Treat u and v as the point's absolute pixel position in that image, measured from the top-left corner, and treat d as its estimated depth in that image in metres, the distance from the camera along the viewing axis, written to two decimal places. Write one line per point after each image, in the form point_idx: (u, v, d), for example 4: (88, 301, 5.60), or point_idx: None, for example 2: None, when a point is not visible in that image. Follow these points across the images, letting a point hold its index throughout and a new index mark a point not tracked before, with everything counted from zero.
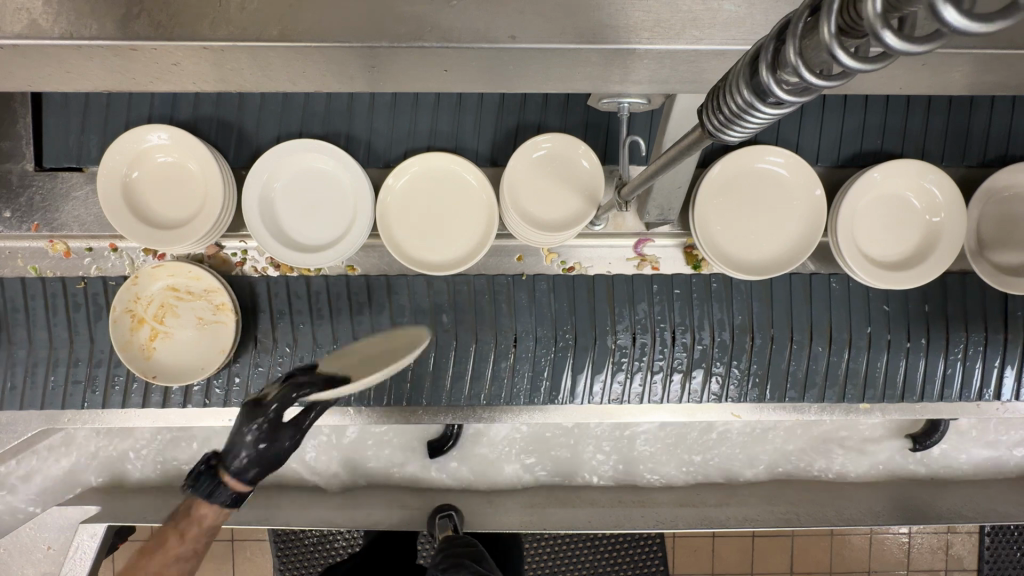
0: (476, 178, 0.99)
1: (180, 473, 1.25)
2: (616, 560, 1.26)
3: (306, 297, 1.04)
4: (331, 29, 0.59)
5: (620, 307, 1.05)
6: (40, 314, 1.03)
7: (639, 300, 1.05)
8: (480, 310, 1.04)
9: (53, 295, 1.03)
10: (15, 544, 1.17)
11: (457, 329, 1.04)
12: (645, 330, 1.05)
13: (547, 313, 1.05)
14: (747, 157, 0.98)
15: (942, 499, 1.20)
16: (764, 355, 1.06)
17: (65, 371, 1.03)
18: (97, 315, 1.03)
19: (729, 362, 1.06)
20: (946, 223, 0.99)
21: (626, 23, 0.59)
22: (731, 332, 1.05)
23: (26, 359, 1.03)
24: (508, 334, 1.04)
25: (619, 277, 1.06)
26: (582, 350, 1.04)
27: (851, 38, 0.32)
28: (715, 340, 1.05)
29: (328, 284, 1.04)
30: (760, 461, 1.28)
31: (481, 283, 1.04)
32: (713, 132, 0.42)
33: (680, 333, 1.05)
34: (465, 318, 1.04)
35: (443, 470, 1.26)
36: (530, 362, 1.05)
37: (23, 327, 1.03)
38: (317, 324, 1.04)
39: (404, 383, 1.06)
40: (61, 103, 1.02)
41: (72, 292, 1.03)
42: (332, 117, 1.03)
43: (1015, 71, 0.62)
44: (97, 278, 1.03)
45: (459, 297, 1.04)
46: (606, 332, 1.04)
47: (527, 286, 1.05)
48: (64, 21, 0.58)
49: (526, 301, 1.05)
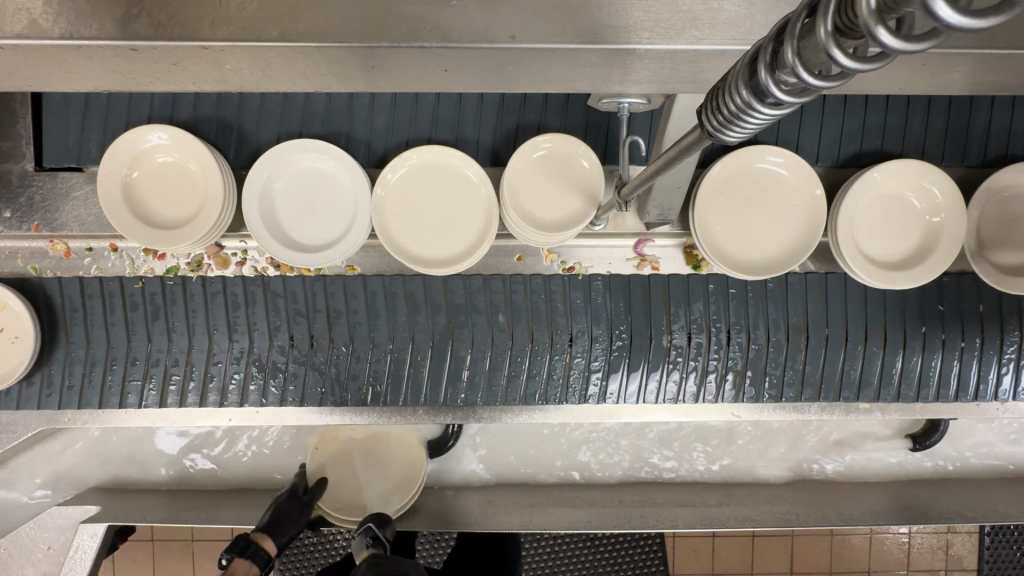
0: (474, 175, 0.98)
1: (177, 474, 1.25)
2: (616, 560, 1.26)
3: (362, 296, 1.04)
4: (332, 29, 0.59)
5: (675, 307, 1.05)
6: (98, 314, 1.03)
7: (695, 300, 1.05)
8: (537, 310, 1.04)
9: (111, 295, 1.02)
10: (15, 543, 1.17)
11: (513, 329, 1.04)
12: (701, 330, 1.05)
13: (604, 313, 1.04)
14: (748, 157, 0.98)
15: (942, 499, 1.20)
16: (820, 356, 1.06)
17: (122, 371, 1.03)
18: (154, 314, 1.02)
19: (786, 363, 1.06)
20: (946, 223, 0.99)
21: (626, 23, 0.59)
22: (787, 332, 1.05)
23: (83, 359, 1.03)
24: (563, 335, 1.04)
25: (675, 278, 1.05)
26: (638, 351, 1.04)
27: (849, 39, 0.32)
28: (771, 339, 1.05)
29: (384, 284, 1.04)
30: (763, 462, 1.28)
31: (538, 283, 1.04)
32: (713, 133, 0.42)
33: (736, 333, 1.05)
34: (521, 318, 1.04)
35: (441, 470, 1.26)
36: (585, 361, 1.04)
37: (81, 327, 1.03)
38: (374, 325, 1.04)
39: (414, 385, 1.05)
40: (61, 103, 1.02)
41: (130, 292, 1.02)
42: (332, 117, 1.03)
43: (1015, 70, 0.62)
44: (154, 278, 1.02)
45: (516, 297, 1.04)
46: (662, 332, 1.04)
47: (582, 286, 1.04)
48: (64, 21, 0.58)
49: (582, 302, 1.04)
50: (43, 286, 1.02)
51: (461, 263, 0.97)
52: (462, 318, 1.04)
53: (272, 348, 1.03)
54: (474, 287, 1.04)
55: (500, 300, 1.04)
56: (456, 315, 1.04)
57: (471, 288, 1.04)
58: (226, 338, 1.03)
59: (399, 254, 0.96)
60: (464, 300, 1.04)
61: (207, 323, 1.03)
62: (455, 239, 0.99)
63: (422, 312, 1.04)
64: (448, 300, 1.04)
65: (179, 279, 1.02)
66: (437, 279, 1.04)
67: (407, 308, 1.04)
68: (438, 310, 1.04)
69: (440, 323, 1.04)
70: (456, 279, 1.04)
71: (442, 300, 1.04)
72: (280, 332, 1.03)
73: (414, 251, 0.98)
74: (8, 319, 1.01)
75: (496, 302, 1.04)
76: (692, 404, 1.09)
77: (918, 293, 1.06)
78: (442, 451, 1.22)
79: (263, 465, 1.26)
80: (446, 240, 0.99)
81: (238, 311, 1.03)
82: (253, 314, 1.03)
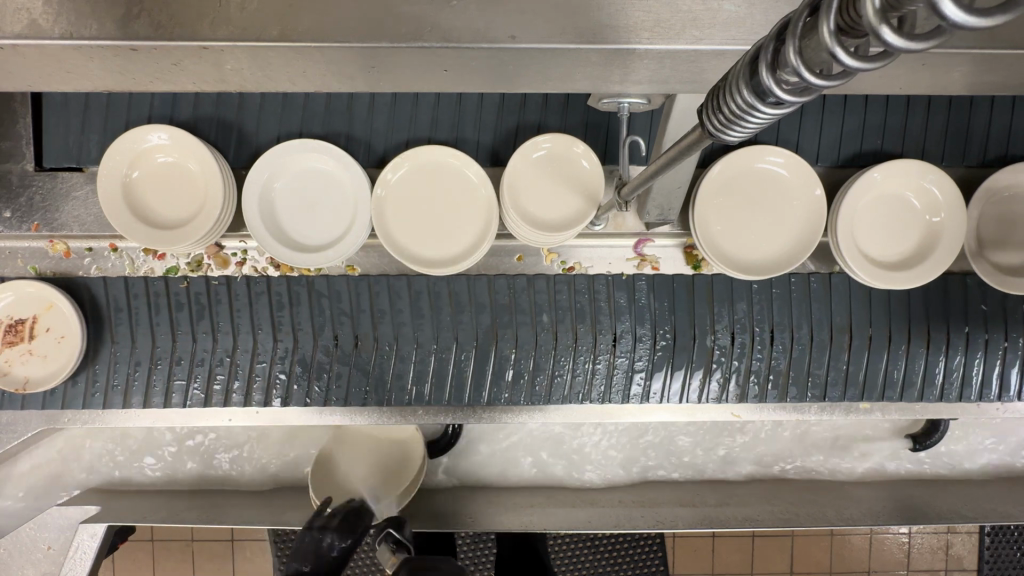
0: (474, 175, 0.98)
1: (176, 474, 1.25)
2: (616, 561, 1.25)
3: (406, 296, 1.04)
4: (332, 29, 0.59)
5: (719, 307, 1.05)
6: (144, 314, 1.03)
7: (739, 300, 1.05)
8: (581, 310, 1.04)
9: (156, 294, 1.03)
10: (15, 543, 1.17)
11: (557, 329, 1.04)
12: (745, 330, 1.05)
13: (648, 314, 1.04)
14: (747, 157, 0.98)
15: (942, 499, 1.20)
16: (863, 355, 1.06)
17: (167, 370, 1.03)
18: (199, 314, 1.03)
19: (830, 362, 1.06)
20: (946, 223, 0.99)
21: (626, 23, 0.59)
22: (830, 331, 1.05)
23: (128, 358, 1.03)
24: (608, 334, 1.04)
25: (720, 277, 1.05)
26: (682, 351, 1.05)
27: (851, 38, 0.32)
28: (814, 339, 1.05)
29: (428, 284, 1.04)
30: (763, 461, 1.28)
31: (583, 283, 1.04)
32: (714, 133, 0.42)
33: (780, 333, 1.05)
34: (566, 318, 1.04)
35: (441, 470, 1.26)
36: (629, 361, 1.05)
37: (126, 326, 1.03)
38: (417, 325, 1.04)
39: (414, 388, 1.05)
40: (61, 103, 1.02)
41: (174, 291, 1.03)
42: (331, 117, 1.03)
43: (1015, 70, 0.62)
44: (199, 278, 1.03)
45: (560, 297, 1.04)
46: (707, 332, 1.05)
47: (627, 286, 1.04)
48: (64, 21, 0.58)
49: (627, 302, 1.04)
50: (89, 286, 1.03)
51: (461, 264, 0.97)
52: (507, 318, 1.04)
53: (316, 348, 1.03)
54: (519, 287, 1.04)
55: (545, 300, 1.04)
56: (500, 315, 1.04)
57: (516, 288, 1.04)
58: (270, 338, 1.03)
59: (399, 254, 0.96)
60: (508, 300, 1.04)
61: (251, 322, 1.03)
62: (455, 239, 0.99)
63: (466, 312, 1.04)
64: (492, 300, 1.04)
65: (224, 279, 1.03)
66: (482, 279, 1.04)
67: (451, 308, 1.04)
68: (482, 310, 1.04)
69: (484, 323, 1.04)
70: (500, 279, 1.04)
71: (486, 300, 1.04)
72: (323, 331, 1.03)
73: (415, 251, 0.98)
74: (55, 318, 1.02)
75: (540, 302, 1.04)
76: (691, 404, 1.09)
77: (922, 292, 1.06)
78: (442, 451, 1.23)
79: (262, 465, 1.26)
80: (445, 240, 0.99)
81: (282, 310, 1.03)
82: (297, 314, 1.03)
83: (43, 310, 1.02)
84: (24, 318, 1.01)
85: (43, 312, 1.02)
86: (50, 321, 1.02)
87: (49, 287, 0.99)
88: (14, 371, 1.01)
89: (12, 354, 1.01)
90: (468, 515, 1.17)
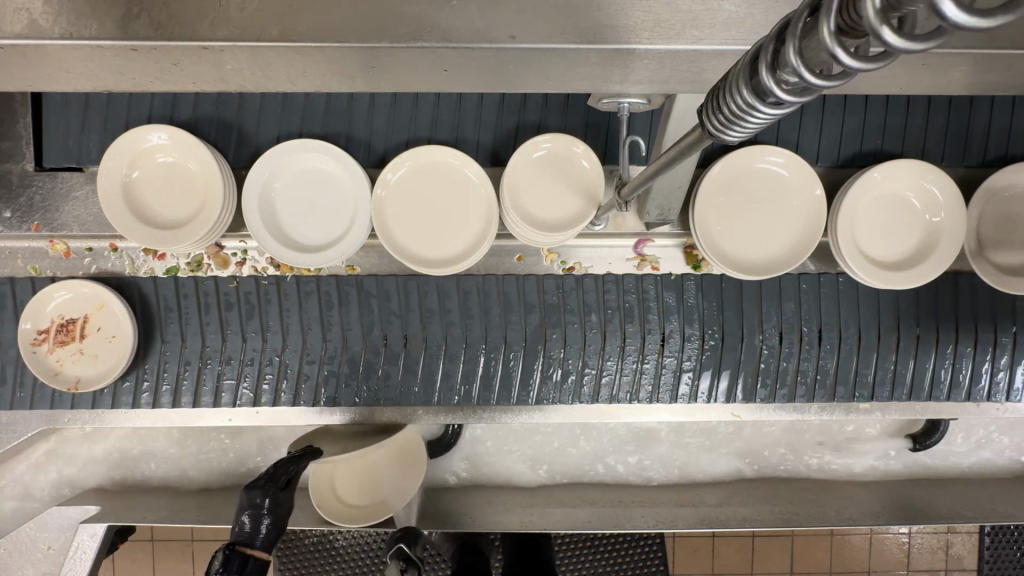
0: (474, 174, 0.98)
1: (174, 473, 1.25)
2: (616, 560, 1.25)
3: (455, 296, 1.04)
4: (332, 29, 0.59)
5: (768, 307, 1.05)
6: (193, 314, 1.04)
7: (787, 299, 1.05)
8: (629, 309, 1.05)
9: (206, 294, 1.03)
10: (15, 543, 1.18)
11: (606, 329, 1.04)
12: (793, 330, 1.06)
13: (697, 313, 1.05)
14: (747, 157, 0.98)
15: (941, 499, 1.20)
16: (910, 355, 1.07)
17: (217, 369, 1.04)
18: (248, 314, 1.04)
19: (877, 363, 1.07)
20: (945, 223, 0.99)
21: (627, 23, 0.59)
22: (878, 331, 1.06)
23: (178, 356, 1.04)
24: (656, 334, 1.04)
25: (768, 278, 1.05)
26: (730, 351, 1.05)
27: (851, 38, 0.32)
28: (862, 339, 1.06)
29: (478, 284, 1.04)
30: (762, 461, 1.28)
31: (631, 283, 1.05)
32: (714, 133, 0.42)
33: (828, 333, 1.06)
34: (614, 318, 1.04)
35: (441, 470, 1.26)
36: (677, 361, 1.05)
37: (176, 326, 1.04)
38: (467, 325, 1.04)
39: (416, 387, 1.05)
40: (61, 103, 1.02)
41: (224, 292, 1.03)
42: (331, 117, 1.03)
43: (1015, 70, 0.62)
44: (249, 277, 1.03)
45: (609, 297, 1.05)
46: (755, 332, 1.05)
47: (675, 287, 1.05)
48: (64, 21, 0.58)
49: (675, 302, 1.05)
50: (139, 284, 1.04)
51: (461, 266, 0.97)
52: (556, 317, 1.04)
53: (365, 346, 1.04)
54: (568, 287, 1.05)
55: (593, 300, 1.05)
56: (549, 315, 1.05)
57: (565, 288, 1.05)
58: (320, 337, 1.04)
59: (399, 254, 0.96)
60: (557, 299, 1.05)
61: (301, 323, 1.04)
62: (455, 238, 0.99)
63: (515, 312, 1.04)
64: (542, 300, 1.05)
65: (274, 279, 1.04)
66: (533, 280, 1.05)
67: (500, 307, 1.04)
68: (531, 310, 1.04)
69: (533, 323, 1.04)
70: (550, 279, 1.05)
71: (536, 300, 1.04)
72: (373, 331, 1.04)
73: (414, 251, 0.98)
74: (106, 318, 1.02)
75: (589, 303, 1.05)
76: (691, 404, 1.09)
77: (926, 293, 1.06)
78: (443, 451, 1.23)
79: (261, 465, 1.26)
80: (445, 240, 0.99)
81: (332, 310, 1.04)
82: (347, 314, 1.04)
83: (94, 310, 1.02)
84: (75, 318, 1.02)
85: (94, 312, 1.02)
86: (102, 321, 1.02)
87: (103, 287, 1.00)
88: (66, 371, 1.01)
89: (63, 354, 1.01)
90: (468, 514, 1.17)
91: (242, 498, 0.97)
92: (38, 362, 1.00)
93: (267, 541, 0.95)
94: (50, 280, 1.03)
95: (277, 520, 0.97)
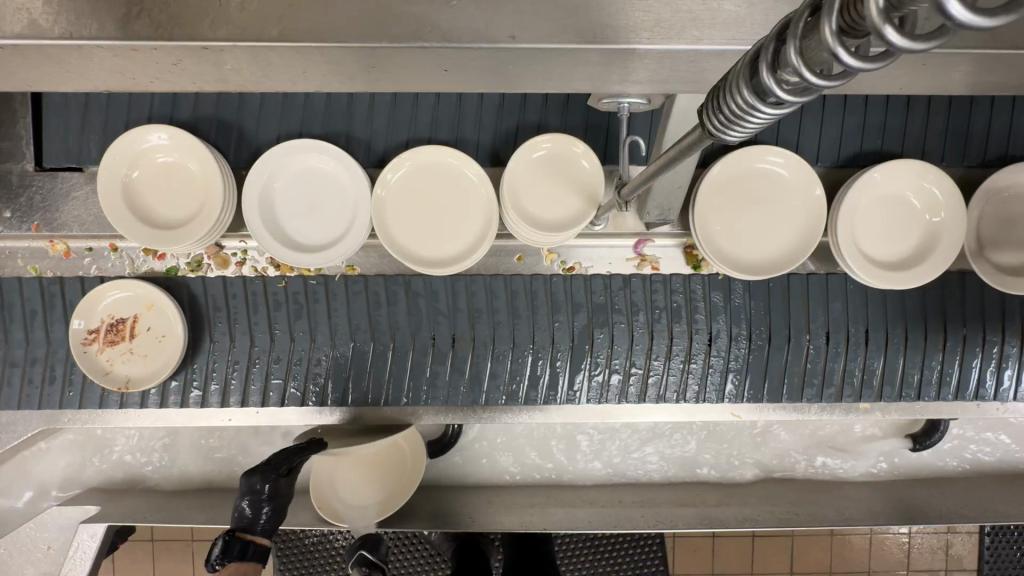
0: (474, 174, 0.98)
1: (174, 473, 1.25)
2: (615, 560, 1.25)
3: (503, 296, 1.04)
4: (332, 29, 0.59)
5: (814, 308, 1.05)
6: (242, 314, 1.04)
7: (834, 300, 1.06)
8: (676, 309, 1.05)
9: (255, 293, 1.04)
10: (14, 544, 1.22)
11: (652, 329, 1.04)
12: (839, 329, 1.06)
13: (743, 313, 1.05)
14: (748, 157, 0.98)
15: (942, 500, 1.20)
16: (956, 355, 1.07)
17: (265, 369, 1.04)
18: (297, 313, 1.04)
19: (923, 363, 1.07)
20: (946, 223, 0.99)
21: (627, 23, 0.59)
22: (924, 331, 1.06)
23: (227, 355, 1.04)
24: (703, 334, 1.05)
25: (814, 279, 1.05)
26: (777, 350, 1.06)
27: (851, 38, 0.32)
28: (908, 339, 1.06)
29: (526, 283, 1.05)
30: (760, 462, 1.28)
31: (678, 283, 1.05)
32: (714, 133, 0.42)
33: (874, 333, 1.06)
34: (661, 318, 1.05)
35: (441, 470, 1.26)
36: (723, 361, 1.05)
37: (224, 325, 1.04)
38: (515, 324, 1.04)
39: (417, 387, 1.05)
40: (60, 103, 1.02)
41: (273, 291, 1.03)
42: (331, 117, 1.03)
43: (1015, 70, 0.62)
44: (297, 277, 1.03)
45: (656, 297, 1.05)
46: (802, 332, 1.05)
47: (722, 287, 1.05)
48: (63, 21, 0.58)
49: (722, 302, 1.05)
50: (188, 283, 1.03)
51: (462, 266, 0.96)
52: (603, 317, 1.04)
53: (414, 346, 1.04)
54: (615, 287, 1.05)
55: (640, 300, 1.05)
56: (596, 314, 1.04)
57: (612, 287, 1.05)
58: (368, 338, 1.04)
59: (399, 254, 0.96)
60: (604, 299, 1.04)
61: (350, 325, 1.04)
62: (455, 239, 0.99)
63: (563, 312, 1.04)
64: (589, 300, 1.04)
65: (322, 279, 1.04)
66: (580, 280, 1.05)
67: (548, 308, 1.04)
68: (578, 310, 1.04)
69: (581, 323, 1.04)
70: (598, 279, 1.05)
71: (583, 300, 1.04)
72: (422, 330, 1.04)
73: (415, 251, 0.98)
74: (156, 318, 1.02)
75: (636, 302, 1.05)
76: (692, 404, 1.09)
77: (928, 293, 1.06)
78: (443, 452, 1.23)
79: None
80: (445, 240, 0.99)
81: (379, 310, 1.04)
82: (394, 314, 1.04)
83: (144, 310, 1.02)
84: (125, 318, 1.02)
85: (144, 312, 1.02)
86: (152, 321, 1.02)
87: (154, 288, 1.00)
88: (115, 370, 1.01)
89: (112, 354, 1.01)
90: (468, 514, 1.17)
91: (242, 485, 0.99)
92: (88, 361, 1.00)
93: (268, 526, 0.98)
94: (100, 280, 1.03)
95: (278, 506, 0.99)
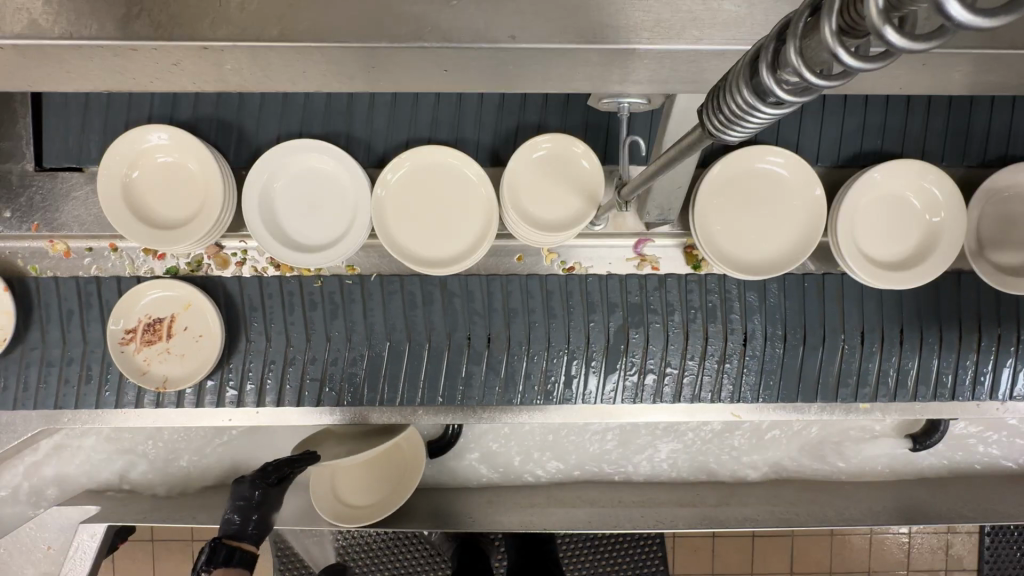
0: (474, 174, 0.98)
1: (174, 473, 1.25)
2: (615, 561, 1.25)
3: (539, 296, 1.04)
4: (332, 29, 0.59)
5: (849, 308, 1.05)
6: (278, 313, 1.04)
7: (868, 300, 1.05)
8: (712, 309, 1.05)
9: (290, 294, 1.04)
10: (14, 543, 1.22)
11: (688, 328, 1.04)
12: (874, 330, 1.06)
13: (779, 314, 1.05)
14: (748, 157, 0.98)
15: (942, 500, 1.20)
16: (990, 355, 1.07)
17: (301, 368, 1.04)
18: (333, 314, 1.04)
19: (957, 363, 1.07)
20: (946, 223, 0.99)
21: (627, 23, 0.59)
22: (958, 331, 1.06)
23: (264, 353, 1.04)
24: (738, 334, 1.05)
25: (849, 279, 1.05)
26: (812, 350, 1.06)
27: (851, 38, 0.32)
28: (943, 339, 1.06)
29: (562, 284, 1.04)
30: (759, 462, 1.28)
31: (713, 283, 1.05)
32: (714, 133, 0.42)
33: (909, 332, 1.06)
34: (697, 318, 1.05)
35: (441, 471, 1.26)
36: (758, 362, 1.06)
37: (260, 325, 1.04)
38: (550, 324, 1.04)
39: (419, 388, 1.05)
40: (60, 103, 1.02)
41: (309, 291, 1.04)
42: (331, 116, 1.03)
43: (1015, 70, 0.62)
44: (333, 277, 1.04)
45: (691, 297, 1.05)
46: (836, 332, 1.06)
47: (757, 287, 1.04)
48: (63, 21, 0.58)
49: (758, 302, 1.05)
50: (224, 282, 1.03)
51: (462, 266, 0.97)
52: (639, 317, 1.04)
53: (449, 345, 1.04)
54: (650, 286, 1.05)
55: (675, 300, 1.05)
56: (632, 315, 1.04)
57: (647, 287, 1.05)
58: (404, 337, 1.04)
59: (399, 254, 0.96)
60: (639, 299, 1.05)
61: (385, 325, 1.04)
62: (454, 238, 0.99)
63: (599, 312, 1.04)
64: (624, 300, 1.04)
65: (357, 279, 1.04)
66: (616, 279, 1.05)
67: (584, 308, 1.04)
68: (614, 310, 1.04)
69: (616, 322, 1.04)
70: (634, 279, 1.05)
71: (618, 300, 1.04)
72: (458, 330, 1.04)
73: (414, 251, 0.98)
74: (192, 318, 1.02)
75: (671, 302, 1.05)
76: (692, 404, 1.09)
77: (930, 293, 1.06)
78: (443, 452, 1.23)
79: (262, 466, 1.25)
80: (445, 240, 0.99)
81: (415, 310, 1.04)
82: (430, 314, 1.04)
83: (181, 310, 1.02)
84: (161, 318, 1.02)
85: (181, 312, 1.02)
86: (188, 321, 1.02)
87: (191, 287, 1.00)
88: (153, 370, 1.01)
89: (149, 354, 1.01)
90: (467, 514, 1.17)
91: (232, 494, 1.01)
92: (126, 361, 1.00)
93: (257, 534, 0.99)
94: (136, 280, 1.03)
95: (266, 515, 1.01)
